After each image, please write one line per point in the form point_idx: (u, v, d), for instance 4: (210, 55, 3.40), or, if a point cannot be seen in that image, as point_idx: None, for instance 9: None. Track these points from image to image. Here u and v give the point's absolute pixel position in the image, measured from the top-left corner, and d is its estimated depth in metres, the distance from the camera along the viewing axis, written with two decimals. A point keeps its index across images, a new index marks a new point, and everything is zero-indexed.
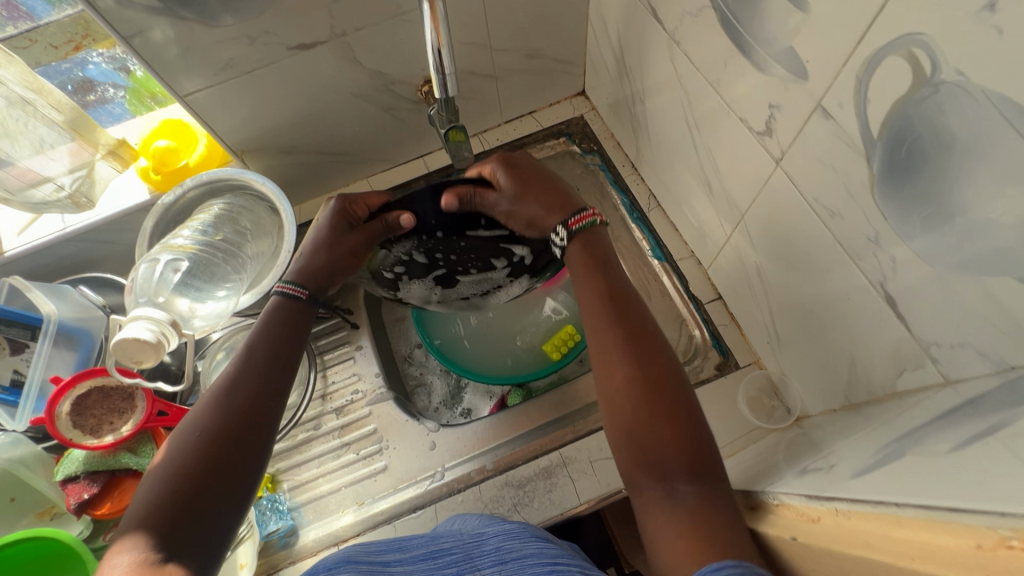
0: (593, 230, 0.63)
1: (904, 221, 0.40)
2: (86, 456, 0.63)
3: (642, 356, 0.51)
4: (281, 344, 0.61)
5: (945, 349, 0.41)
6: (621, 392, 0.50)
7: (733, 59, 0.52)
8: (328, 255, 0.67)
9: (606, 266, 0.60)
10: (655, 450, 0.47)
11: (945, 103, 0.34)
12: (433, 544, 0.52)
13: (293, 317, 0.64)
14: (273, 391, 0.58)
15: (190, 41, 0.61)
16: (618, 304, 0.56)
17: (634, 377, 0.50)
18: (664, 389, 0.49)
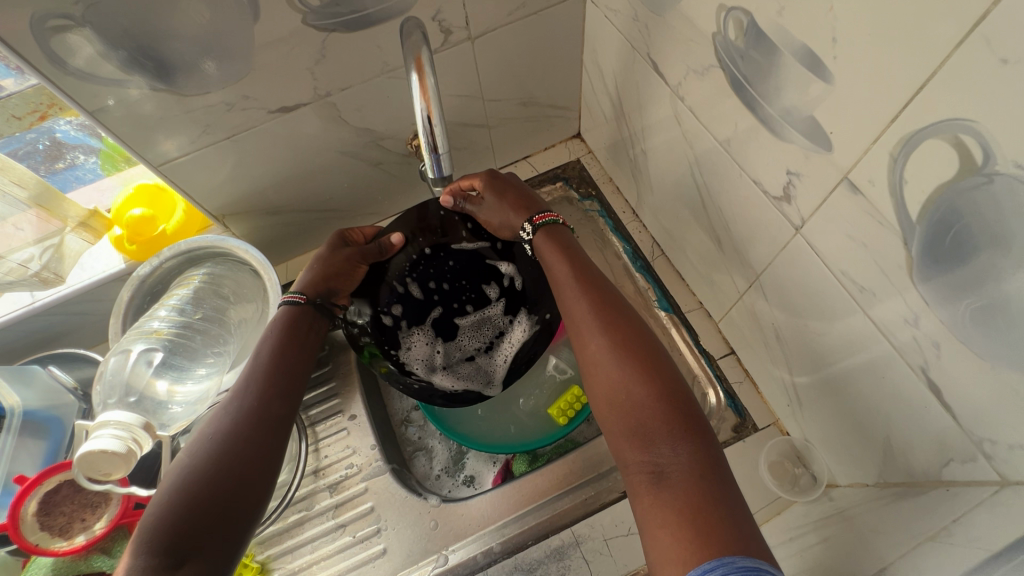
0: (556, 227, 0.63)
1: (952, 309, 0.36)
2: (54, 561, 0.58)
3: (625, 345, 0.51)
4: (285, 342, 0.59)
5: (1000, 447, 0.37)
6: (611, 378, 0.50)
7: (743, 120, 0.49)
8: (323, 261, 0.66)
9: (585, 263, 0.60)
10: (638, 419, 0.47)
11: (1001, 195, 0.30)
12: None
13: (295, 318, 0.61)
14: (278, 390, 0.55)
15: (162, 109, 0.57)
16: (601, 298, 0.56)
17: (612, 353, 0.51)
18: (649, 364, 0.49)
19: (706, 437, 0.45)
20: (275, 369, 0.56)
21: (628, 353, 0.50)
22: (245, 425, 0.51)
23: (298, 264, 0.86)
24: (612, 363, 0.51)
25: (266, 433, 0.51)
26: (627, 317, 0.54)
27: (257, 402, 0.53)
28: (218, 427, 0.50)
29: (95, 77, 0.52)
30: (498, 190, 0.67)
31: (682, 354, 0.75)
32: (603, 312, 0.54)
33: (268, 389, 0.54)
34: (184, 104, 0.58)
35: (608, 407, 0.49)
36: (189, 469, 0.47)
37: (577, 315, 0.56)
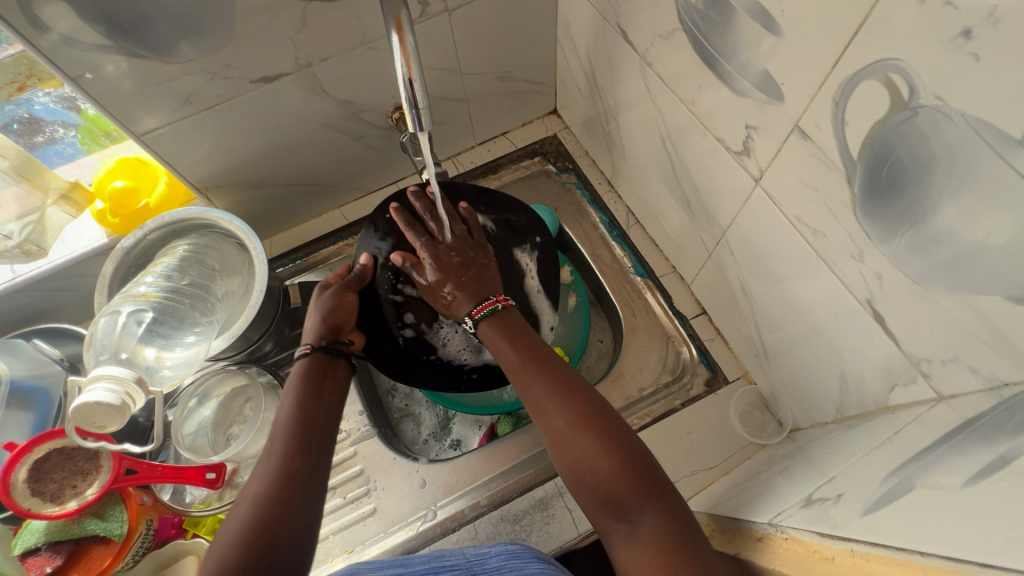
0: (498, 316, 0.62)
1: (889, 239, 0.40)
2: (47, 525, 0.59)
3: (579, 413, 0.50)
4: (307, 397, 0.56)
5: (935, 365, 0.41)
6: (568, 452, 0.49)
7: (706, 79, 0.52)
8: (321, 306, 0.65)
9: (528, 337, 0.59)
10: (609, 495, 0.46)
11: (924, 127, 0.34)
12: (436, 561, 0.48)
13: (312, 370, 0.58)
14: (310, 444, 0.52)
15: (143, 78, 0.58)
16: (548, 370, 0.55)
17: (575, 430, 0.49)
18: (602, 429, 0.49)
19: (669, 493, 0.46)
20: (303, 426, 0.54)
21: (591, 427, 0.49)
22: (280, 487, 0.48)
23: (282, 240, 0.87)
24: (568, 435, 0.50)
25: (299, 491, 0.48)
26: (584, 390, 0.53)
27: (285, 463, 0.50)
28: (253, 491, 0.48)
29: (78, 43, 0.53)
30: (447, 273, 0.67)
31: (657, 316, 0.79)
32: (558, 389, 0.53)
33: (295, 444, 0.52)
34: (165, 71, 0.58)
35: (577, 485, 0.48)
36: (225, 542, 0.44)
37: (535, 395, 0.54)
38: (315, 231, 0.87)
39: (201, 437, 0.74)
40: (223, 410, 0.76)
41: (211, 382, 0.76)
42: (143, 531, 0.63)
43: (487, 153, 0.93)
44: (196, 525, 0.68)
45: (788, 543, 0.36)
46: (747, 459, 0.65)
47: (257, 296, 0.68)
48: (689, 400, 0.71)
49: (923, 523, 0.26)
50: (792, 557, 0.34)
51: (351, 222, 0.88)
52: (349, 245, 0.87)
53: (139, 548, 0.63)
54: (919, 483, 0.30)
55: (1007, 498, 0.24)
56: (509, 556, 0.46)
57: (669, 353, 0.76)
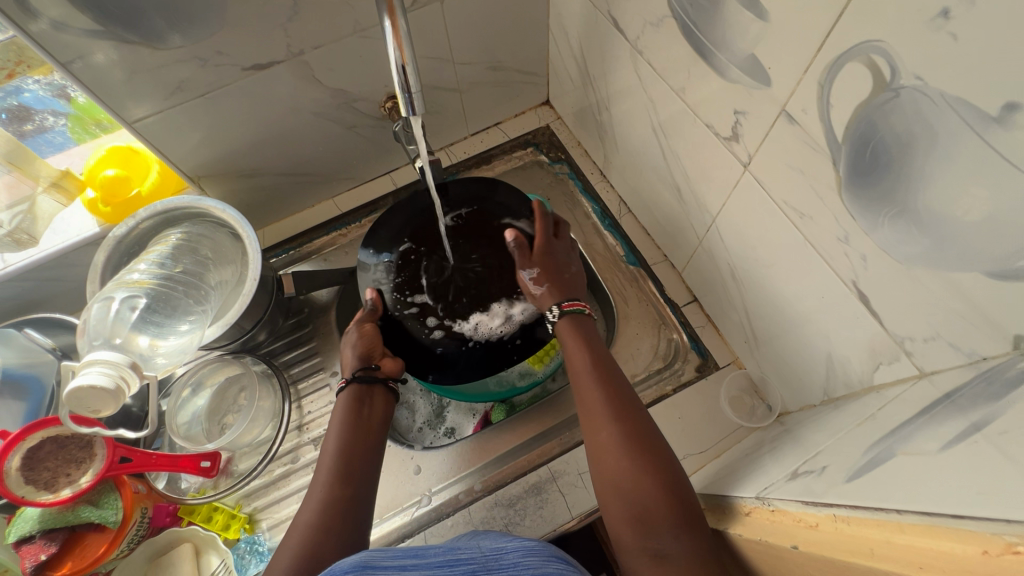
0: (580, 316, 0.65)
1: (873, 219, 0.40)
2: (41, 513, 0.59)
3: (626, 429, 0.52)
4: (350, 431, 0.62)
5: (918, 343, 0.42)
6: (609, 464, 0.51)
7: (695, 66, 0.53)
8: (352, 346, 0.68)
9: (593, 346, 0.61)
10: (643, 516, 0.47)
11: (906, 107, 0.34)
12: (451, 553, 0.42)
13: (357, 404, 0.65)
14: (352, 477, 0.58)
15: (135, 64, 0.58)
16: (603, 383, 0.57)
17: (624, 447, 0.51)
18: (646, 448, 0.51)
19: (704, 524, 0.46)
20: (349, 457, 0.60)
21: (636, 445, 0.51)
22: (330, 515, 0.54)
23: (275, 230, 0.87)
24: (613, 448, 0.51)
25: (345, 517, 0.55)
26: (642, 413, 0.54)
27: (329, 492, 0.56)
28: (306, 518, 0.54)
29: (69, 29, 0.53)
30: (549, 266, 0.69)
31: (649, 304, 0.80)
32: (617, 405, 0.54)
33: (343, 476, 0.58)
34: (156, 58, 0.58)
35: (613, 498, 0.49)
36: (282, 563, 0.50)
37: (591, 404, 0.56)
38: (308, 221, 0.87)
39: (195, 426, 0.74)
40: (217, 400, 0.75)
41: (205, 372, 0.76)
42: (138, 519, 0.63)
43: (480, 144, 0.93)
44: (191, 512, 0.68)
45: (774, 514, 0.37)
46: (737, 442, 0.66)
47: (251, 284, 0.68)
48: (680, 385, 0.72)
49: (903, 485, 0.27)
50: (779, 527, 0.35)
51: (344, 212, 0.88)
52: (342, 236, 0.87)
53: (133, 537, 0.63)
54: (899, 451, 0.31)
55: (982, 459, 0.25)
56: (527, 553, 0.42)
57: (661, 340, 0.77)
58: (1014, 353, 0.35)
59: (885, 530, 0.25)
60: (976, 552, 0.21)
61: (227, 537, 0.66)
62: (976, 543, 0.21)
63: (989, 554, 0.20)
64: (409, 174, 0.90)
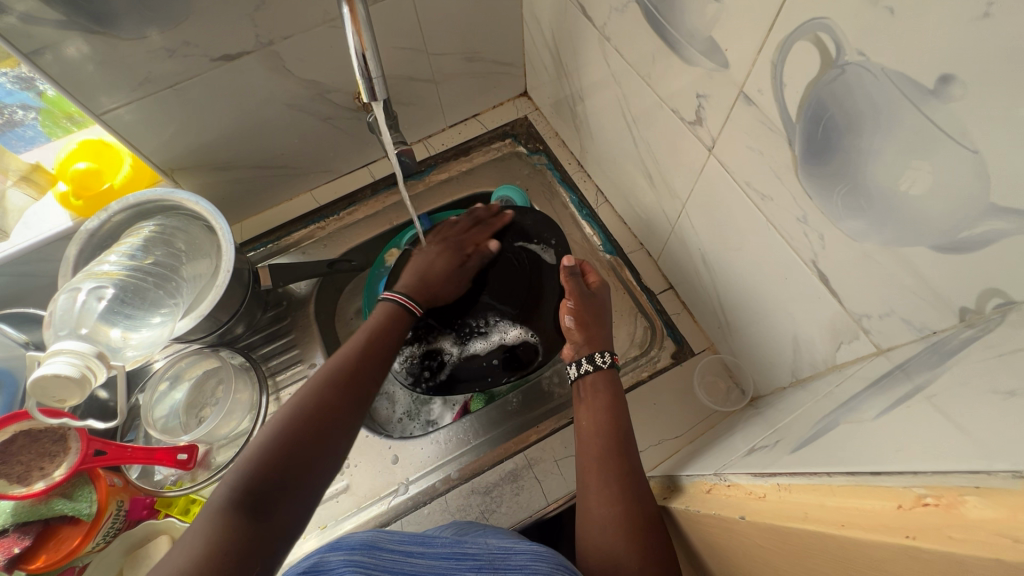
0: (612, 378, 0.61)
1: (826, 198, 0.41)
2: (14, 506, 0.58)
3: (629, 499, 0.51)
4: (378, 333, 0.63)
5: (874, 320, 0.42)
6: (603, 525, 0.50)
7: (659, 51, 0.53)
8: (436, 281, 0.72)
9: (615, 409, 0.59)
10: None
11: (851, 83, 0.35)
12: (458, 545, 0.44)
13: (393, 314, 0.65)
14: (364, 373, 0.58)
15: (103, 55, 0.58)
16: (617, 449, 0.55)
17: (617, 517, 0.49)
18: (645, 522, 0.49)
19: None
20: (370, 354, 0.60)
21: (637, 524, 0.49)
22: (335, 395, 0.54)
23: (252, 224, 0.87)
24: (609, 514, 0.50)
25: (351, 407, 0.55)
26: (645, 493, 0.51)
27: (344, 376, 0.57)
28: (310, 390, 0.54)
29: (39, 21, 0.53)
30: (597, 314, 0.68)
31: (627, 293, 0.80)
32: (620, 482, 0.52)
33: (358, 369, 0.58)
34: (123, 49, 0.58)
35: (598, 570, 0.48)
36: (275, 427, 0.51)
37: (596, 470, 0.54)
38: (286, 214, 0.87)
39: (172, 420, 0.74)
40: (194, 393, 0.76)
41: (182, 365, 0.76)
42: (114, 512, 0.63)
43: (458, 135, 0.93)
44: (168, 505, 0.69)
45: (730, 489, 0.37)
46: (712, 426, 0.66)
47: (224, 275, 0.68)
48: (656, 372, 0.72)
49: (838, 452, 0.28)
50: (731, 501, 0.36)
51: (322, 205, 0.88)
52: (321, 229, 0.87)
53: (109, 530, 0.63)
54: (843, 421, 0.31)
55: (911, 421, 0.26)
56: (535, 558, 0.42)
57: (637, 328, 0.78)
58: (960, 325, 0.35)
59: (821, 494, 0.26)
60: (892, 507, 0.21)
61: None
62: (894, 499, 0.21)
63: (902, 507, 0.20)
64: (387, 166, 0.90)
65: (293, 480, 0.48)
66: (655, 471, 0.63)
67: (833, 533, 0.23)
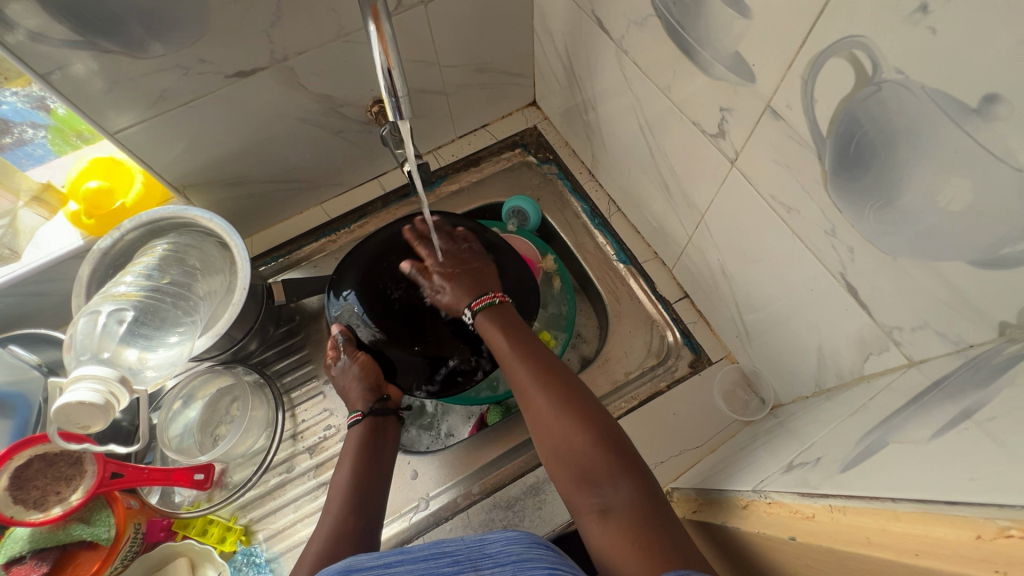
0: (496, 309, 0.63)
1: (859, 213, 0.41)
2: (31, 533, 0.57)
3: (554, 387, 0.56)
4: (362, 463, 0.62)
5: (906, 333, 0.43)
6: (545, 416, 0.54)
7: (679, 63, 0.53)
8: (357, 380, 0.66)
9: (514, 323, 0.62)
10: (583, 473, 0.50)
11: (888, 100, 0.35)
12: (436, 546, 0.42)
13: (365, 437, 0.64)
14: (358, 509, 0.57)
15: (115, 74, 0.57)
16: (531, 352, 0.59)
17: (555, 404, 0.54)
18: (578, 401, 0.54)
19: (639, 468, 0.50)
20: (360, 490, 0.59)
21: (571, 407, 0.54)
22: (338, 546, 0.53)
23: (262, 239, 0.86)
24: (550, 409, 0.54)
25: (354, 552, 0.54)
26: (564, 377, 0.57)
27: (339, 525, 0.56)
28: (313, 550, 0.53)
29: (45, 39, 0.52)
30: (449, 272, 0.65)
31: (641, 302, 0.80)
32: (544, 375, 0.57)
33: (354, 507, 0.57)
34: (138, 67, 0.58)
35: (556, 464, 0.53)
36: None
37: (520, 380, 0.58)
38: (296, 229, 0.86)
39: (187, 439, 0.73)
40: (209, 411, 0.75)
41: (195, 384, 0.75)
42: (132, 536, 0.62)
43: (468, 146, 0.93)
44: (186, 527, 0.67)
45: (771, 507, 0.37)
46: (732, 436, 0.66)
47: (241, 293, 0.67)
48: (674, 382, 0.72)
49: (894, 476, 0.28)
50: (775, 519, 0.36)
51: (333, 218, 0.87)
52: (332, 242, 0.87)
53: (127, 553, 0.61)
54: (892, 440, 0.31)
55: (968, 446, 0.26)
56: (510, 542, 0.42)
57: (654, 337, 0.78)
58: (1000, 340, 0.35)
59: (883, 518, 0.26)
60: (970, 537, 0.21)
61: (223, 550, 0.66)
62: (971, 528, 0.21)
63: (984, 539, 0.21)
64: (398, 178, 0.90)
65: None
66: (679, 484, 0.63)
67: (905, 561, 0.24)
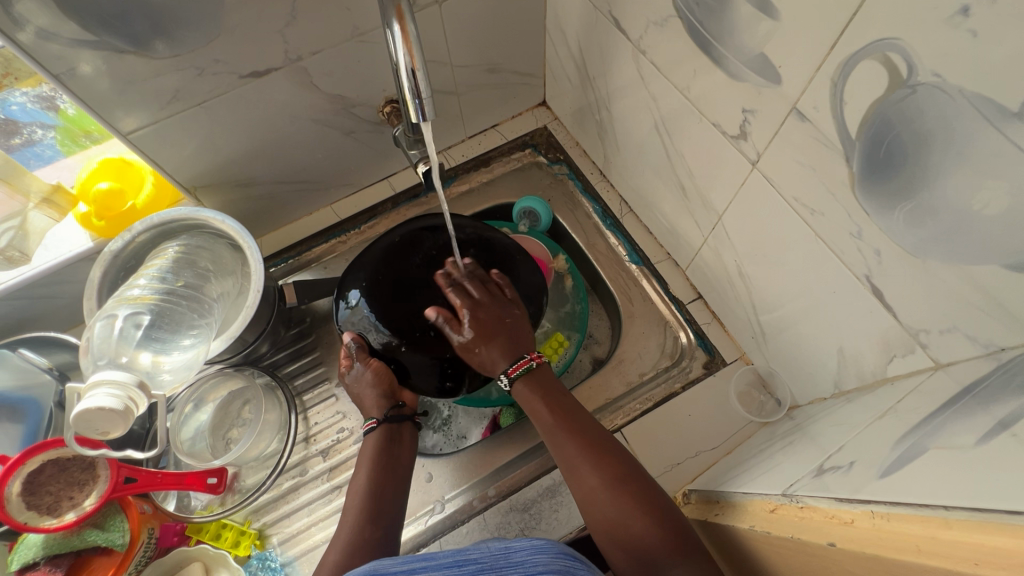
0: (532, 374, 0.64)
1: (888, 216, 0.41)
2: (44, 539, 0.57)
3: (604, 463, 0.57)
4: (379, 470, 0.62)
5: (933, 335, 0.42)
6: (597, 496, 0.55)
7: (701, 64, 0.53)
8: (372, 387, 0.65)
9: (557, 394, 0.64)
10: (643, 558, 0.51)
11: (922, 103, 0.35)
12: (460, 554, 0.42)
13: (383, 444, 0.64)
14: (374, 515, 0.58)
15: (128, 74, 0.56)
16: (578, 428, 0.60)
17: (607, 483, 0.55)
18: (627, 478, 0.55)
19: (697, 548, 0.50)
20: (378, 499, 0.60)
21: (624, 484, 0.55)
22: (356, 554, 0.54)
23: (272, 240, 0.85)
24: (603, 489, 0.55)
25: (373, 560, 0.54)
26: (614, 452, 0.58)
27: (357, 532, 0.56)
28: (333, 556, 0.54)
29: (57, 39, 0.51)
30: (486, 329, 0.62)
31: (654, 303, 0.80)
32: (593, 451, 0.58)
33: (372, 515, 0.58)
34: (152, 67, 0.57)
35: (613, 547, 0.53)
36: None
37: (569, 456, 0.59)
38: (306, 229, 0.86)
39: (199, 442, 0.73)
40: (220, 414, 0.74)
41: (206, 387, 0.75)
42: (146, 540, 0.61)
43: (478, 146, 0.93)
44: (198, 531, 0.66)
45: (803, 512, 0.37)
46: (748, 437, 0.66)
47: (254, 295, 0.66)
48: (688, 383, 0.72)
49: (940, 484, 0.27)
50: (808, 524, 0.35)
51: (343, 219, 0.86)
52: (342, 243, 0.86)
53: (141, 558, 0.61)
54: (932, 445, 0.31)
55: (1017, 453, 0.26)
56: (536, 551, 0.41)
57: (667, 338, 0.77)
58: None
59: (932, 526, 0.26)
60: None
61: (237, 554, 0.65)
62: None
63: None
64: (408, 178, 0.89)
65: None
66: (695, 486, 0.63)
67: (961, 569, 0.24)
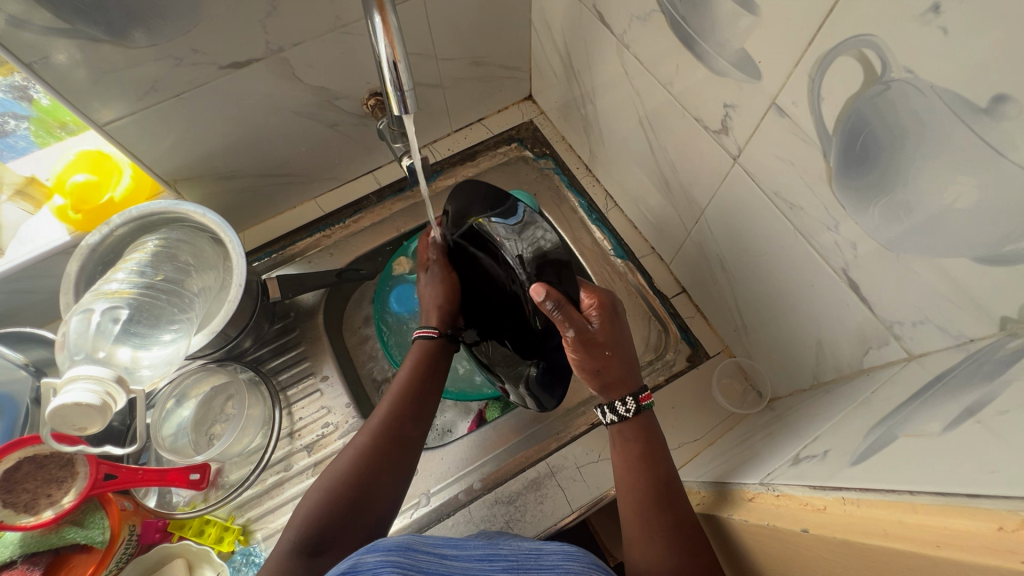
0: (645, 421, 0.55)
1: (863, 210, 0.42)
2: (21, 537, 0.55)
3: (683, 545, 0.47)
4: (418, 375, 0.63)
5: (907, 327, 0.43)
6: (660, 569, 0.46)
7: (682, 59, 0.54)
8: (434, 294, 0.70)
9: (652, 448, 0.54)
10: None
11: (896, 99, 0.35)
12: (491, 547, 0.42)
13: (430, 353, 0.65)
14: (412, 415, 0.60)
15: (104, 64, 0.55)
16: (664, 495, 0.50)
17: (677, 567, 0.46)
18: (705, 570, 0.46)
19: None
20: (415, 403, 0.61)
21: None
22: (385, 441, 0.57)
23: (255, 234, 0.85)
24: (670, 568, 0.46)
25: (397, 460, 0.57)
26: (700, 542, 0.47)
27: (389, 423, 0.58)
28: (362, 439, 0.57)
29: (29, 26, 0.50)
30: (603, 345, 0.54)
31: (639, 296, 0.80)
32: (671, 525, 0.48)
33: (407, 414, 0.59)
34: (129, 58, 0.56)
35: None
36: (340, 468, 0.55)
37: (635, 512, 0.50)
38: (290, 223, 0.85)
39: (181, 438, 0.72)
40: (203, 409, 0.74)
41: (188, 383, 0.74)
42: (126, 538, 0.60)
43: (464, 140, 0.93)
44: (181, 527, 0.65)
45: (779, 500, 0.38)
46: (732, 428, 0.67)
47: (236, 291, 0.66)
48: (673, 377, 0.73)
49: (910, 470, 0.28)
50: (784, 512, 0.36)
51: (327, 213, 0.86)
52: (326, 237, 0.85)
53: (121, 555, 0.60)
54: (902, 433, 0.32)
55: (980, 441, 0.26)
56: (567, 557, 0.39)
57: (652, 332, 0.78)
58: (1001, 334, 0.36)
59: (898, 511, 0.27)
60: (992, 528, 0.22)
61: (221, 550, 0.64)
62: (993, 521, 0.22)
63: (1006, 530, 0.22)
64: (393, 172, 0.89)
65: (354, 519, 0.52)
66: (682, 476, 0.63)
67: (926, 553, 0.24)
